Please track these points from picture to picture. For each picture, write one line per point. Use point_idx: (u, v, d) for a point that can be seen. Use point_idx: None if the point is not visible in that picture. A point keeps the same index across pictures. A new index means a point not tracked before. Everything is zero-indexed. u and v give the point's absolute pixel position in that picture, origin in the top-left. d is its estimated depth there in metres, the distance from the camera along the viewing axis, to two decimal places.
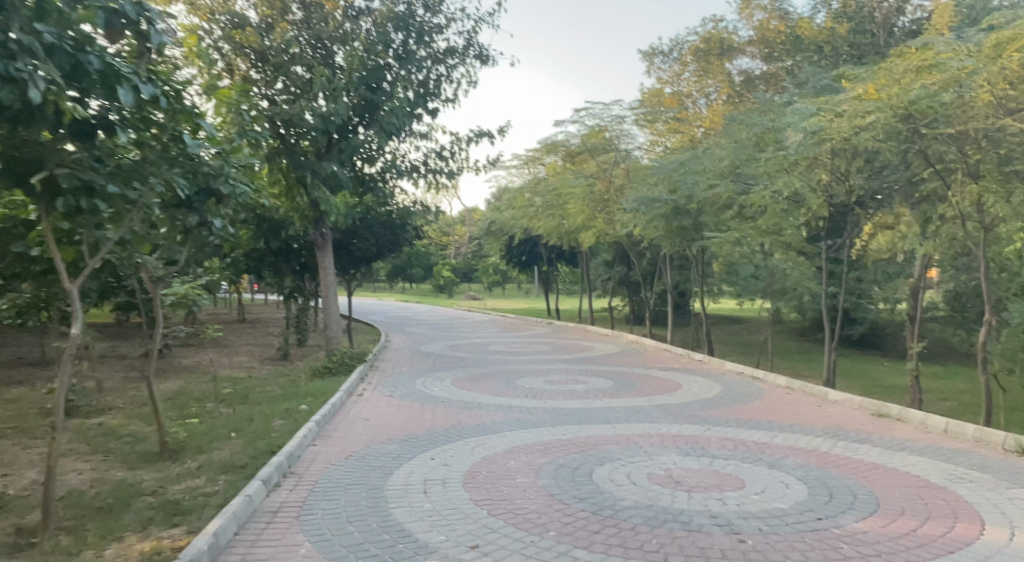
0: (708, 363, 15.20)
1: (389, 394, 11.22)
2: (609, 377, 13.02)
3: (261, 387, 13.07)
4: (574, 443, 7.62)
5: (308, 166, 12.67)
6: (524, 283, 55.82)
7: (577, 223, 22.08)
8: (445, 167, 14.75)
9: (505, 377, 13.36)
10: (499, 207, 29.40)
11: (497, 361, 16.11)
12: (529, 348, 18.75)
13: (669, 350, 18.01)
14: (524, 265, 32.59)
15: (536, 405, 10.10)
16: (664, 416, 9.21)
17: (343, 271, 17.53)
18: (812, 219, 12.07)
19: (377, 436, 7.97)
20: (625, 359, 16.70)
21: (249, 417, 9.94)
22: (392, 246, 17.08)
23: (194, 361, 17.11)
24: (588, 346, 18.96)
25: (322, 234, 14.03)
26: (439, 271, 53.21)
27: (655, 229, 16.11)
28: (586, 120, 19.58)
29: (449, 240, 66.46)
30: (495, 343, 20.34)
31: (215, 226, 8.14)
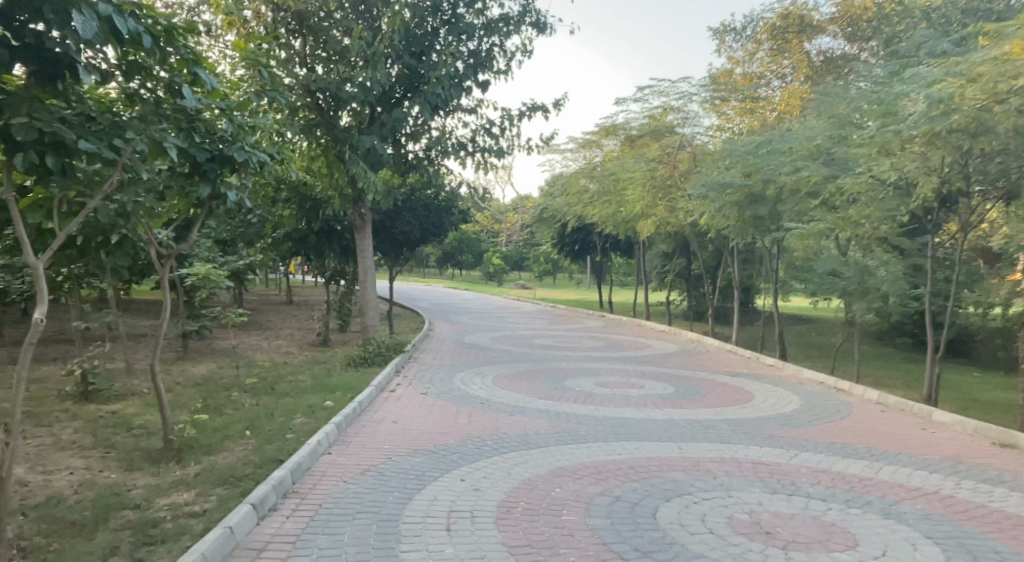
0: (780, 369, 13.73)
1: (424, 391, 10.17)
2: (669, 382, 11.71)
3: (292, 376, 12.19)
4: (632, 466, 6.41)
5: (347, 140, 11.74)
6: (575, 273, 54.34)
7: (636, 211, 20.67)
8: (495, 145, 13.58)
9: (553, 376, 12.20)
10: (553, 192, 28.09)
11: (545, 356, 14.96)
12: (580, 343, 17.52)
13: (734, 352, 16.50)
14: (577, 255, 31.26)
15: (586, 412, 8.92)
16: (735, 434, 7.91)
17: (386, 255, 16.58)
18: (916, 209, 10.47)
19: (403, 446, 6.92)
20: (685, 359, 15.30)
21: (270, 412, 9.02)
22: (437, 230, 16.07)
23: (231, 343, 16.44)
24: (644, 343, 17.61)
25: (361, 215, 13.03)
26: (489, 258, 52.23)
27: (724, 218, 14.64)
28: (652, 98, 18.16)
29: (501, 227, 65.44)
30: (543, 336, 19.15)
31: (230, 199, 7.02)
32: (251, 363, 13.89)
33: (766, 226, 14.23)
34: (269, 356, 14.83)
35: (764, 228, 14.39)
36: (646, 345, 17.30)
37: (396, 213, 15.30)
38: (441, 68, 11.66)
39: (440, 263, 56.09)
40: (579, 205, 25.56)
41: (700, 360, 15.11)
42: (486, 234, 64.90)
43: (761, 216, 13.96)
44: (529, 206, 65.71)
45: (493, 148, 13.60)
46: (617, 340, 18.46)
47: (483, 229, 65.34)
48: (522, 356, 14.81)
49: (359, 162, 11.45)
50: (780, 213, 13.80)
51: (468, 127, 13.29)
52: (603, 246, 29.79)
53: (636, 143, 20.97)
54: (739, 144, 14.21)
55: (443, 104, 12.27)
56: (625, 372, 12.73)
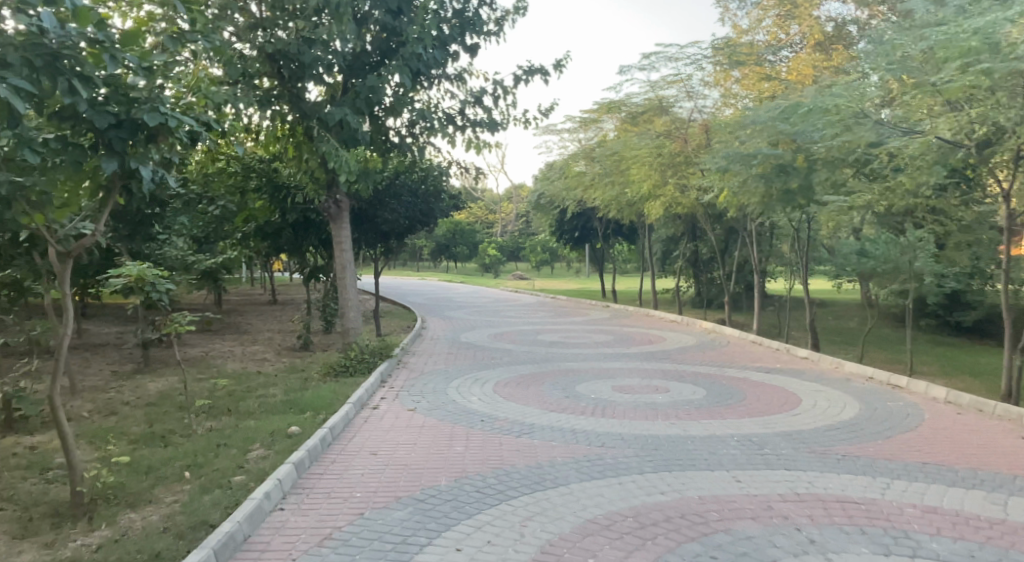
0: (818, 362, 12.17)
1: (413, 406, 8.52)
2: (699, 384, 10.09)
3: (262, 390, 10.55)
4: (686, 515, 4.82)
5: (315, 113, 10.04)
6: (574, 262, 52.80)
7: (643, 192, 19.08)
8: (487, 118, 11.96)
9: (563, 380, 10.61)
10: (550, 177, 26.43)
11: (552, 355, 13.36)
12: (587, 338, 15.94)
13: (759, 343, 14.89)
14: (578, 242, 29.66)
15: (611, 430, 7.28)
16: (799, 455, 6.34)
17: (370, 248, 14.91)
18: (990, 172, 8.87)
19: (383, 493, 5.29)
20: (708, 353, 13.68)
21: (225, 441, 7.43)
22: (425, 219, 14.44)
23: (201, 350, 14.75)
24: (658, 336, 16.05)
25: (337, 202, 11.22)
26: (484, 249, 50.46)
27: (747, 194, 13.05)
28: (659, 66, 16.49)
29: (496, 218, 63.80)
30: (546, 331, 17.54)
31: (144, 178, 5.43)
32: (221, 374, 12.30)
33: (796, 202, 12.64)
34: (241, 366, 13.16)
35: (793, 204, 12.82)
36: (661, 338, 15.75)
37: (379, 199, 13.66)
38: (421, 25, 9.97)
39: (434, 255, 54.44)
40: (580, 187, 23.91)
41: (725, 353, 13.57)
42: (481, 224, 63.24)
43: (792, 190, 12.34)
44: (524, 195, 64.09)
45: (484, 122, 11.94)
46: (628, 332, 16.91)
47: (478, 219, 63.70)
48: (525, 356, 13.19)
49: (329, 139, 9.78)
50: (814, 185, 12.20)
51: (455, 98, 11.64)
52: (605, 232, 28.19)
53: (639, 119, 19.30)
54: (764, 109, 12.58)
55: (426, 70, 10.61)
56: (646, 373, 11.14)
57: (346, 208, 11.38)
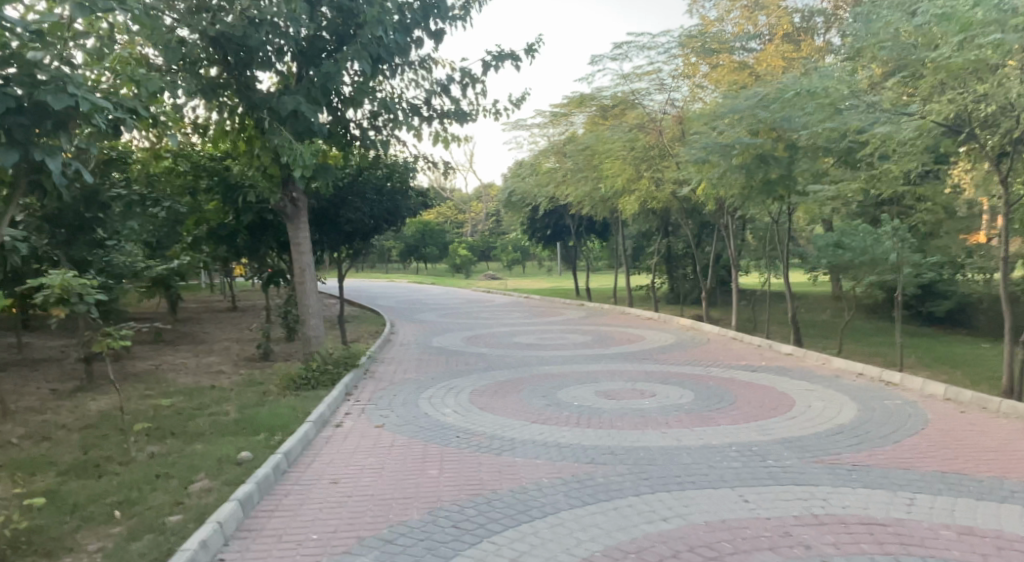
0: (805, 358, 11.70)
1: (380, 422, 7.77)
2: (686, 386, 9.50)
3: (216, 407, 9.71)
4: (694, 548, 4.20)
5: (265, 104, 9.21)
6: (545, 260, 52.23)
7: (616, 187, 18.54)
8: (454, 109, 11.23)
9: (542, 386, 9.93)
10: (520, 174, 25.78)
11: (528, 358, 12.69)
12: (564, 339, 15.30)
13: (741, 340, 14.42)
14: (549, 240, 29.07)
15: (599, 444, 6.63)
16: (809, 466, 5.77)
17: (332, 250, 14.09)
18: (985, 156, 8.43)
19: (344, 534, 4.56)
20: (690, 352, 13.14)
21: (167, 469, 6.62)
22: (390, 218, 13.66)
23: (152, 363, 13.79)
24: (636, 334, 15.49)
25: (294, 200, 10.40)
26: (455, 250, 49.65)
27: (726, 186, 12.55)
28: (632, 55, 15.94)
29: (466, 217, 63.02)
30: (520, 332, 16.86)
31: (55, 173, 4.58)
32: (172, 390, 11.41)
33: (778, 193, 12.17)
34: (195, 380, 12.26)
35: (775, 195, 12.34)
36: (640, 337, 15.18)
37: (342, 198, 12.85)
38: (380, 7, 9.19)
39: (403, 257, 53.46)
40: (551, 184, 23.31)
41: (708, 351, 13.05)
42: (450, 224, 62.37)
43: (773, 180, 11.86)
44: (492, 194, 63.37)
45: (452, 113, 11.22)
46: (606, 332, 16.34)
47: (447, 219, 62.80)
48: (501, 360, 12.49)
49: (283, 131, 8.97)
50: (796, 175, 11.74)
51: (419, 88, 10.90)
52: (577, 229, 27.65)
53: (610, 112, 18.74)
54: (742, 97, 12.08)
55: (387, 57, 9.86)
56: (628, 376, 10.53)
57: (304, 206, 10.56)
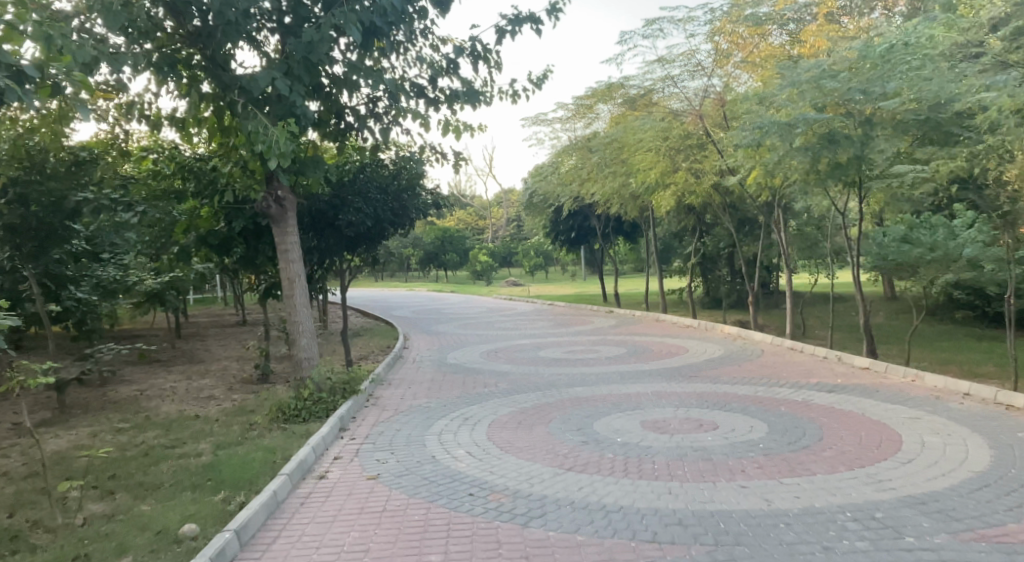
0: (886, 374, 9.89)
1: (376, 472, 6.12)
2: (755, 415, 7.74)
3: (189, 446, 8.17)
4: None
5: (235, 83, 7.58)
6: (569, 265, 50.37)
7: (649, 181, 16.78)
8: (464, 90, 9.65)
9: (576, 414, 8.24)
10: (542, 173, 24.07)
11: (557, 377, 10.99)
12: (596, 353, 13.57)
13: (800, 351, 12.59)
14: (574, 243, 27.29)
15: (661, 511, 4.93)
16: (971, 549, 4.07)
17: (335, 258, 12.52)
18: None
19: None
20: (744, 366, 11.35)
21: (94, 546, 5.06)
22: (398, 221, 12.05)
23: (136, 388, 12.32)
24: (678, 346, 13.71)
25: (279, 199, 8.81)
26: (475, 256, 48.09)
27: (786, 172, 10.77)
28: (664, 31, 14.25)
29: (487, 223, 61.76)
30: (547, 345, 15.15)
31: None
32: (148, 421, 9.90)
33: (848, 179, 10.36)
34: (178, 409, 10.74)
35: (843, 183, 10.52)
36: (683, 348, 13.42)
37: (341, 198, 11.30)
38: None
39: (423, 265, 51.93)
40: (576, 182, 21.57)
41: (765, 365, 11.28)
42: (470, 230, 60.78)
43: (844, 163, 10.04)
44: (513, 200, 61.72)
45: (464, 95, 9.59)
46: (642, 342, 14.60)
47: (467, 225, 61.17)
48: (526, 380, 10.82)
49: (258, 115, 7.38)
50: (872, 157, 9.92)
51: (423, 65, 9.30)
52: (604, 230, 25.85)
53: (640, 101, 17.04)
54: (804, 67, 10.29)
55: (383, 26, 8.27)
56: (679, 399, 8.78)
57: (294, 207, 8.98)
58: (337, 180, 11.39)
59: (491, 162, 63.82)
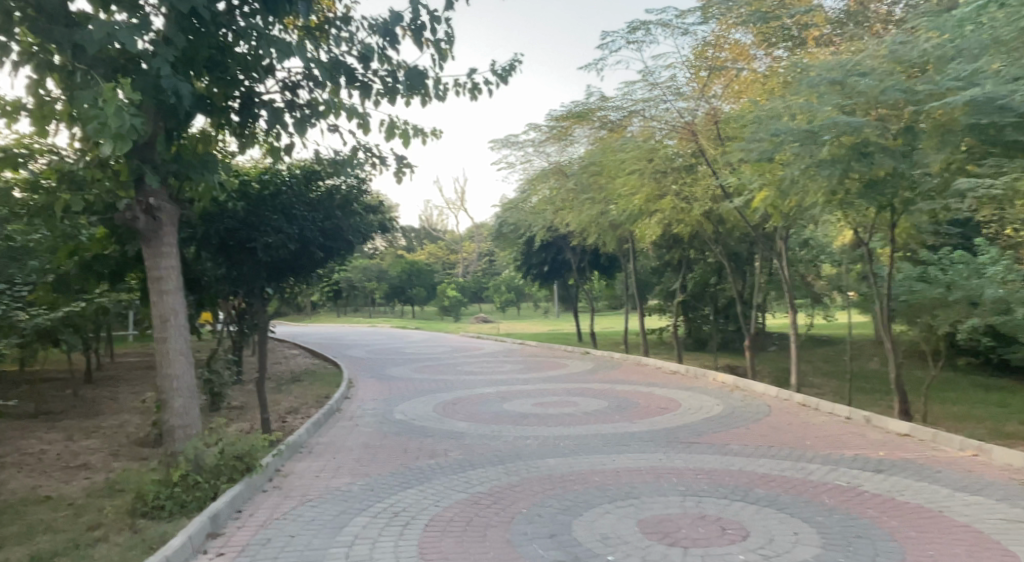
0: (938, 445, 7.83)
1: None
2: (794, 515, 5.59)
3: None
4: None
5: (70, 39, 5.41)
6: (541, 301, 48.20)
7: (632, 208, 14.81)
8: (405, 76, 7.49)
9: (548, 507, 6.00)
10: (511, 202, 22.05)
11: (523, 442, 8.74)
12: (571, 407, 11.36)
13: (814, 407, 10.53)
14: (547, 278, 25.23)
15: None
16: None
17: (254, 292, 10.20)
18: None
19: None
20: (754, 429, 9.22)
21: None
22: (331, 248, 9.82)
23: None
24: (668, 399, 11.57)
25: (148, 208, 6.53)
26: (443, 290, 45.83)
27: (804, 193, 8.81)
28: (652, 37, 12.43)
29: (457, 258, 59.77)
30: (513, 396, 12.86)
31: None
32: None
33: (883, 202, 8.42)
34: (30, 485, 8.29)
35: (875, 206, 8.58)
36: (674, 403, 11.27)
37: (257, 216, 9.10)
38: None
39: (388, 300, 49.40)
40: (550, 211, 19.56)
41: (777, 428, 9.18)
42: (440, 264, 58.47)
43: (880, 180, 8.11)
44: (484, 234, 59.67)
45: (408, 79, 7.44)
46: (623, 394, 12.44)
47: (437, 260, 58.86)
48: (484, 447, 8.55)
49: (98, 85, 5.22)
50: (916, 172, 7.99)
51: (353, 41, 7.15)
52: (579, 264, 23.85)
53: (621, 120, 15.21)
54: (827, 66, 8.42)
55: None
56: (682, 481, 6.62)
57: (172, 221, 6.72)
58: (254, 193, 9.16)
59: (462, 194, 61.87)
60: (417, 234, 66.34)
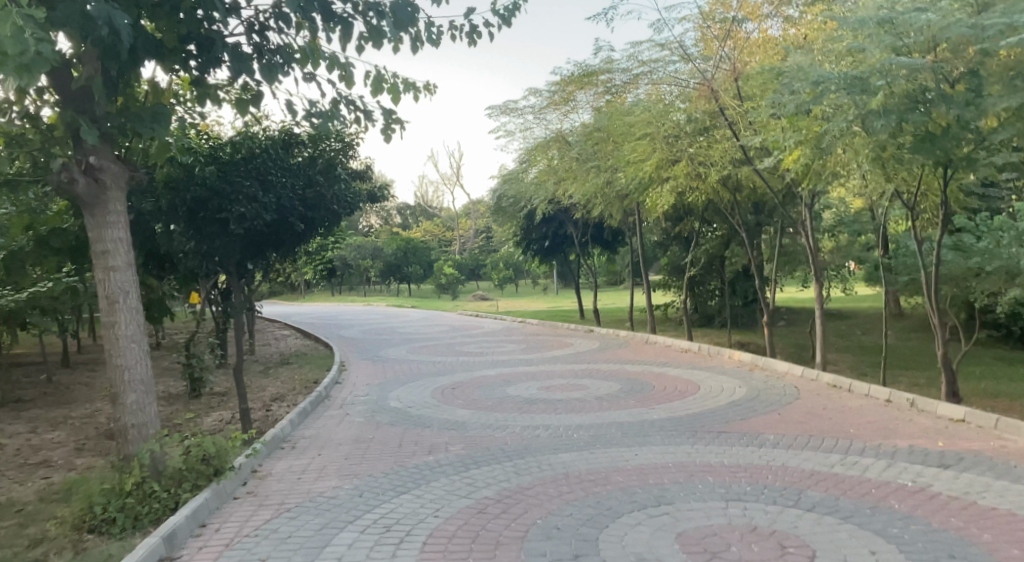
0: (1003, 434, 6.90)
1: None
2: (862, 526, 4.66)
3: None
4: None
5: None
6: (540, 278, 47.23)
7: (642, 176, 13.78)
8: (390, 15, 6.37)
9: (567, 517, 5.07)
10: (510, 174, 20.96)
11: (531, 434, 7.82)
12: (581, 391, 10.44)
13: (848, 388, 9.61)
14: (548, 254, 24.22)
15: None
16: None
17: (234, 271, 9.22)
18: None
19: None
20: (788, 414, 8.30)
21: None
22: (313, 218, 8.85)
23: None
24: (687, 382, 10.65)
25: (91, 167, 5.55)
26: (440, 267, 44.75)
27: (846, 149, 7.80)
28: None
29: (453, 235, 58.71)
30: (518, 379, 11.93)
31: None
32: None
33: (938, 159, 7.42)
34: None
35: (930, 164, 7.54)
36: (693, 385, 10.35)
37: (229, 182, 8.08)
38: None
39: (384, 278, 48.37)
40: (551, 182, 18.52)
41: (812, 413, 8.27)
42: (436, 241, 57.35)
43: (938, 132, 7.08)
44: (481, 210, 58.44)
45: (394, 13, 6.33)
46: (635, 376, 11.51)
47: (434, 237, 57.74)
48: (488, 440, 7.62)
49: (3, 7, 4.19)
50: (979, 124, 6.97)
51: None
52: (582, 238, 22.84)
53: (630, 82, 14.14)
54: (875, 3, 7.38)
55: None
56: (721, 482, 5.69)
57: (120, 183, 5.73)
58: (224, 156, 8.14)
59: (458, 170, 60.54)
60: (413, 211, 65.08)
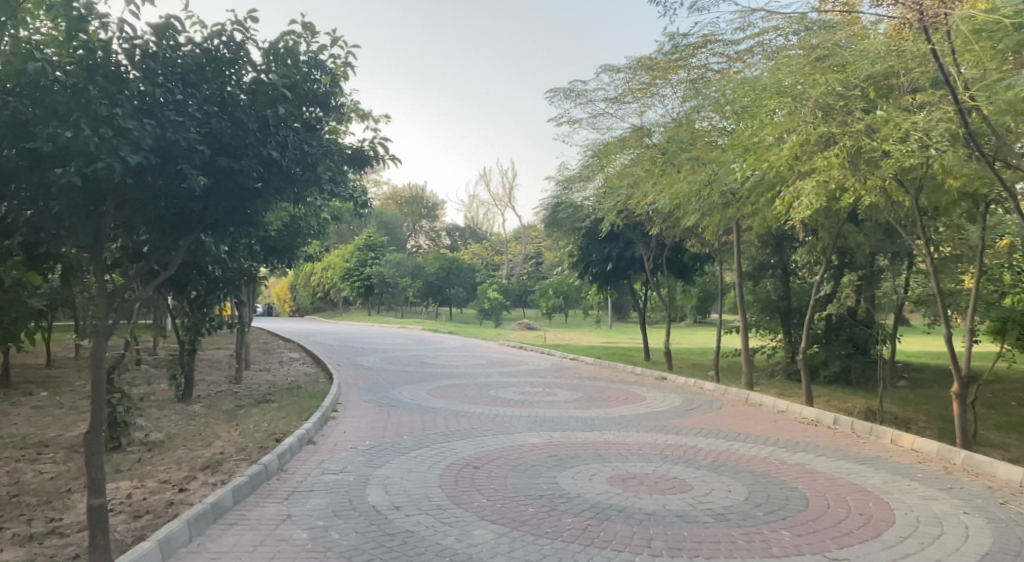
0: None
1: None
2: None
3: None
4: None
5: None
6: (593, 309, 43.05)
7: (766, 171, 9.68)
8: None
9: None
10: (571, 177, 17.13)
11: None
12: (682, 497, 6.29)
13: None
14: (609, 279, 20.16)
15: None
16: None
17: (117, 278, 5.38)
18: None
19: None
20: None
21: None
22: (230, 175, 4.96)
23: None
24: (861, 494, 6.40)
25: None
26: (484, 291, 40.93)
27: None
28: None
29: (502, 259, 55.15)
30: (575, 457, 7.84)
31: None
32: None
33: None
34: None
35: None
36: (875, 503, 6.12)
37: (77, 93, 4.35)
38: None
39: (423, 298, 44.95)
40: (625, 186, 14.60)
41: None
42: (483, 265, 53.67)
43: None
44: (534, 235, 54.68)
45: None
46: (761, 468, 7.31)
47: (480, 259, 54.28)
48: None
49: None
50: None
51: None
52: (653, 262, 18.80)
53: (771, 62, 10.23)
54: None
55: None
56: None
57: None
58: (108, 67, 4.55)
59: (511, 191, 57.21)
60: (461, 232, 61.87)
